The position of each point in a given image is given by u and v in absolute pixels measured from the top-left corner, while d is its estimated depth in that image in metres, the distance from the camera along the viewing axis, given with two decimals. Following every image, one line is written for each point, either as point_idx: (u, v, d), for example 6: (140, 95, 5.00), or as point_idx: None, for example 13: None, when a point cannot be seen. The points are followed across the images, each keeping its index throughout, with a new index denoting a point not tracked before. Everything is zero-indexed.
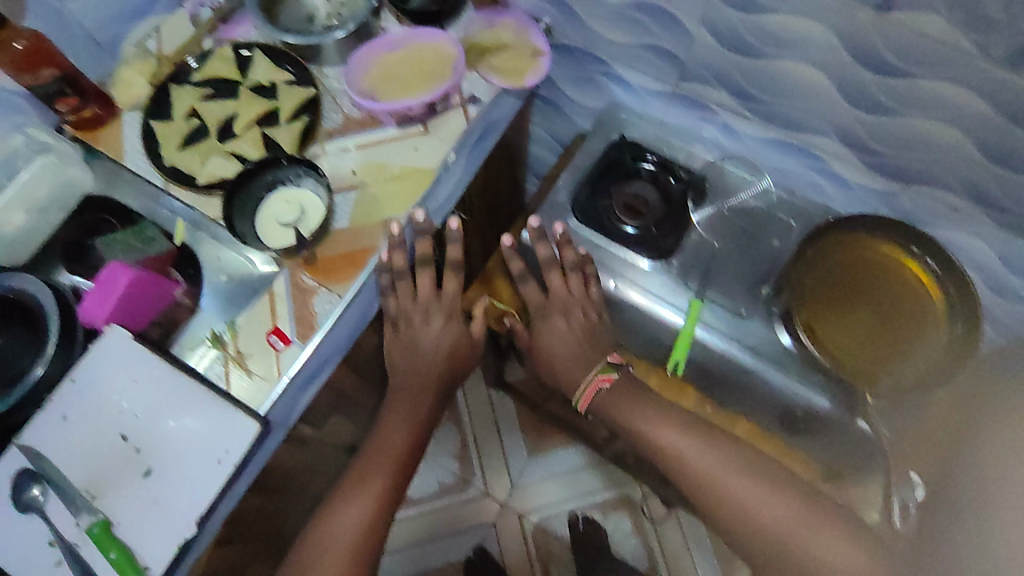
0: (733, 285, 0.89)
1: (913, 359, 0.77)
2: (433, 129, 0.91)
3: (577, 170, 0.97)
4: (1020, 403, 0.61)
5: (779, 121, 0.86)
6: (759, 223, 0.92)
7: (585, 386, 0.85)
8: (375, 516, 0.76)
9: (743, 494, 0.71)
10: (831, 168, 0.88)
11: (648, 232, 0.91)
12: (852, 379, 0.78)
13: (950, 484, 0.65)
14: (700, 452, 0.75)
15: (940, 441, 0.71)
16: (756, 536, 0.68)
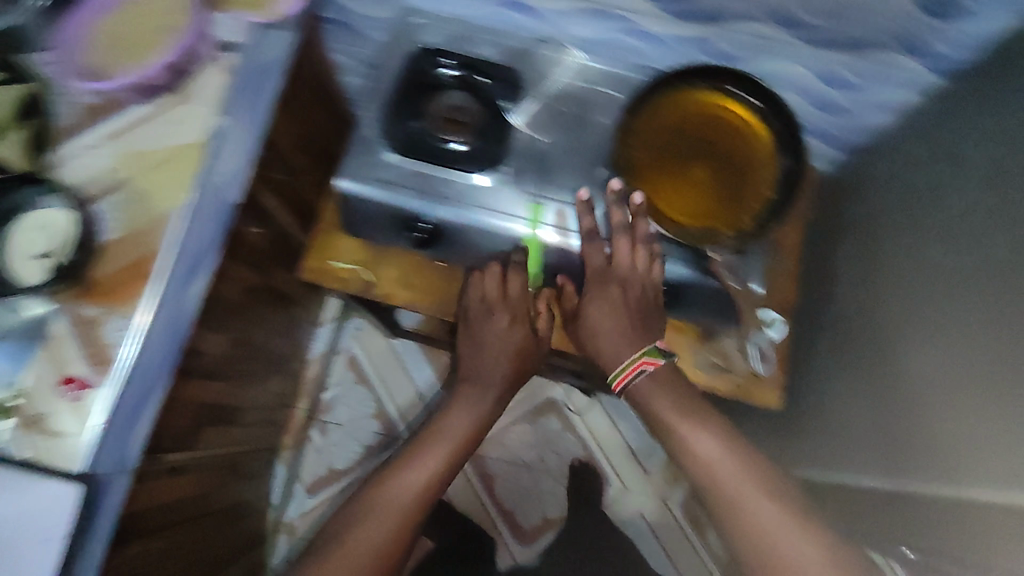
0: (573, 177, 0.78)
1: (742, 199, 0.73)
2: (193, 93, 0.70)
3: (377, 94, 0.78)
4: (980, 307, 0.58)
5: None
6: (582, 105, 0.80)
7: (630, 365, 0.80)
8: (432, 482, 0.81)
9: (759, 508, 0.67)
10: (640, 27, 0.80)
11: (473, 148, 0.77)
12: (702, 241, 0.72)
13: (919, 419, 0.66)
14: (729, 460, 0.72)
15: (875, 328, 0.75)
16: (762, 546, 0.65)
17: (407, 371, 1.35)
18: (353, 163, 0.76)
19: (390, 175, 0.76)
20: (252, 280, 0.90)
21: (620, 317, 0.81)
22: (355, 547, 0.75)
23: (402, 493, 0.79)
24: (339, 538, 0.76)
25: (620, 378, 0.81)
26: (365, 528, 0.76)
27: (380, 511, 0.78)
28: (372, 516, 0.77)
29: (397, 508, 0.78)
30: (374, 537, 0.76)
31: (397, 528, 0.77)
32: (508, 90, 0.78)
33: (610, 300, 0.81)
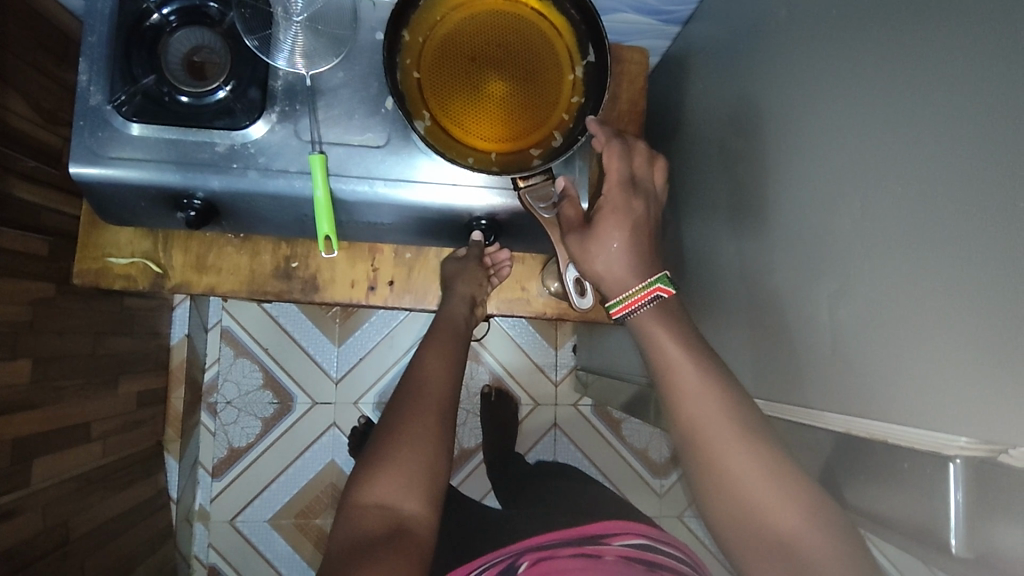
0: (358, 112, 0.66)
1: (553, 109, 0.64)
2: None
3: (91, 49, 0.63)
4: (832, 169, 0.49)
5: None
6: (350, 21, 0.66)
7: (640, 290, 0.58)
8: (426, 447, 0.62)
9: (755, 472, 0.49)
10: None
11: (228, 98, 0.63)
12: (518, 167, 0.63)
13: (777, 310, 0.56)
14: (714, 399, 0.52)
15: (724, 207, 0.67)
16: (734, 512, 0.49)
17: (289, 334, 1.26)
18: (81, 141, 0.62)
19: (134, 149, 0.63)
20: (41, 290, 0.79)
21: (634, 234, 0.62)
22: (400, 464, 0.60)
23: (416, 407, 0.65)
24: (388, 442, 0.62)
25: (624, 306, 0.58)
26: (401, 457, 0.61)
27: (411, 420, 0.64)
28: (414, 412, 0.64)
29: (414, 439, 0.62)
30: (409, 463, 0.61)
31: (423, 450, 0.62)
32: (255, 22, 0.63)
33: (632, 212, 0.63)
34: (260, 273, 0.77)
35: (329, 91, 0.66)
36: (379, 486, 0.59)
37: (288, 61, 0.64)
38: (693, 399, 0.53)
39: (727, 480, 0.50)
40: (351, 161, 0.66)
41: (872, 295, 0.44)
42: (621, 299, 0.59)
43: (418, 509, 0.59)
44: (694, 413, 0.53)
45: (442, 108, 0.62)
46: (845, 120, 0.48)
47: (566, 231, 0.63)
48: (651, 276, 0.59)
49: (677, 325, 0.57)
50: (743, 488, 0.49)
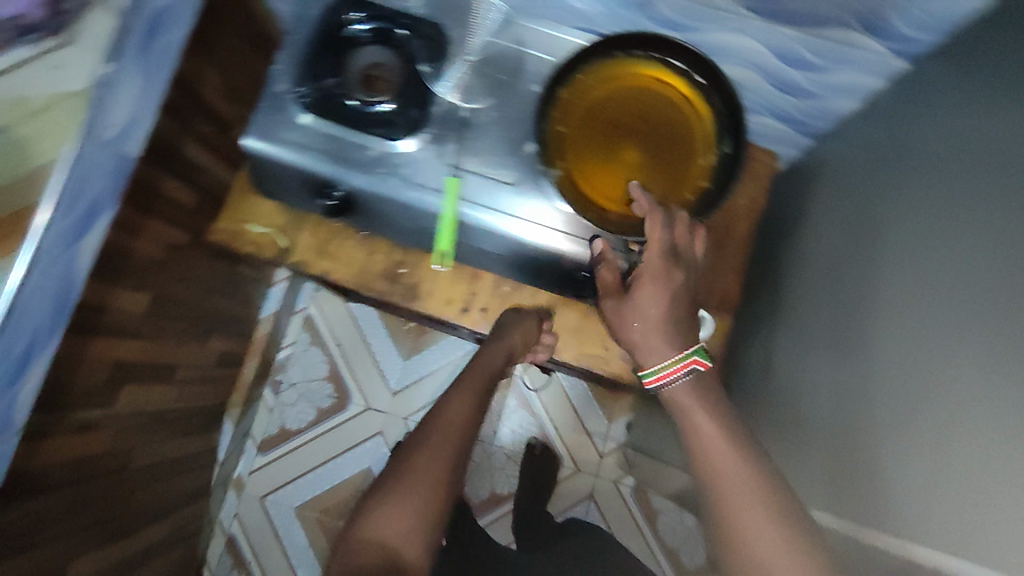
0: (500, 149, 0.72)
1: (676, 187, 0.68)
2: (77, 36, 0.63)
3: (290, 45, 0.72)
4: (929, 304, 0.52)
5: None
6: (513, 70, 0.74)
7: (674, 364, 0.64)
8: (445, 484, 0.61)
9: (774, 535, 0.52)
10: None
11: (393, 111, 0.71)
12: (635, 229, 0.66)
13: (856, 430, 0.58)
14: (739, 463, 0.56)
15: (822, 324, 0.69)
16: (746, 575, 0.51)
17: (364, 337, 1.32)
18: (260, 119, 0.71)
19: (300, 135, 0.71)
20: (176, 238, 0.87)
21: (671, 306, 0.66)
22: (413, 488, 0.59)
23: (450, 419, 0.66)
24: (404, 471, 0.60)
25: (657, 377, 0.64)
26: (425, 467, 0.61)
27: (450, 422, 0.65)
28: (437, 435, 0.63)
29: (434, 475, 0.60)
30: (429, 486, 0.60)
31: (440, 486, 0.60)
32: (432, 53, 0.73)
33: (671, 284, 0.66)
34: (370, 270, 0.83)
35: (479, 124, 0.72)
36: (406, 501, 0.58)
37: (446, 90, 0.72)
38: (712, 457, 0.58)
39: (743, 541, 0.53)
40: (482, 189, 0.71)
41: (963, 440, 0.45)
42: (655, 371, 0.65)
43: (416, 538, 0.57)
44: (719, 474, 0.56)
45: (577, 161, 0.67)
46: (955, 259, 0.51)
47: (604, 294, 0.69)
48: (685, 348, 0.65)
49: (707, 398, 0.62)
50: (756, 549, 0.52)
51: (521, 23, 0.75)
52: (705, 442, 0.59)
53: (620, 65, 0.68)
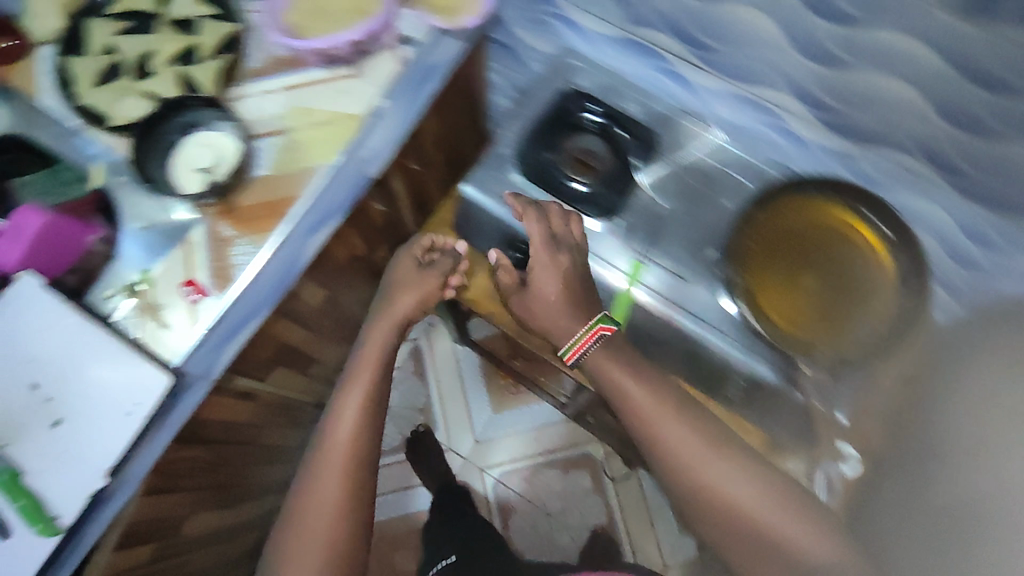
0: (685, 248, 0.79)
1: (849, 329, 0.72)
2: (368, 73, 0.76)
3: (520, 118, 0.84)
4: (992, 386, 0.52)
5: (732, 72, 0.76)
6: (713, 183, 0.80)
7: (586, 333, 0.72)
8: (340, 499, 0.70)
9: (790, 525, 0.61)
10: (787, 126, 0.78)
11: (595, 193, 0.80)
12: (794, 350, 0.72)
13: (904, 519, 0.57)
14: (763, 505, 0.63)
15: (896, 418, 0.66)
16: (754, 541, 0.62)
17: (462, 380, 1.40)
18: (482, 172, 0.83)
19: (510, 193, 0.82)
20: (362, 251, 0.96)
21: (566, 285, 0.74)
22: (320, 487, 0.71)
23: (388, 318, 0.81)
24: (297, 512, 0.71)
25: (574, 349, 0.73)
26: (320, 476, 0.71)
27: (319, 498, 0.70)
28: (313, 488, 0.71)
29: (343, 441, 0.73)
30: (327, 477, 0.71)
31: (351, 449, 0.72)
32: (640, 151, 0.81)
33: (559, 267, 0.74)
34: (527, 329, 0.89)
35: (670, 223, 0.80)
36: (323, 490, 0.70)
37: (643, 184, 0.81)
38: (678, 448, 0.67)
39: (741, 520, 0.63)
40: (660, 280, 0.78)
41: (952, 492, 0.53)
42: (569, 346, 0.73)
43: (341, 525, 0.70)
44: (660, 445, 0.68)
45: (756, 274, 0.75)
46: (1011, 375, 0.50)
47: (510, 295, 0.78)
48: (593, 317, 0.74)
49: (703, 449, 0.67)
50: (778, 534, 0.61)
51: (732, 147, 0.81)
52: (638, 404, 0.70)
53: (818, 205, 0.76)
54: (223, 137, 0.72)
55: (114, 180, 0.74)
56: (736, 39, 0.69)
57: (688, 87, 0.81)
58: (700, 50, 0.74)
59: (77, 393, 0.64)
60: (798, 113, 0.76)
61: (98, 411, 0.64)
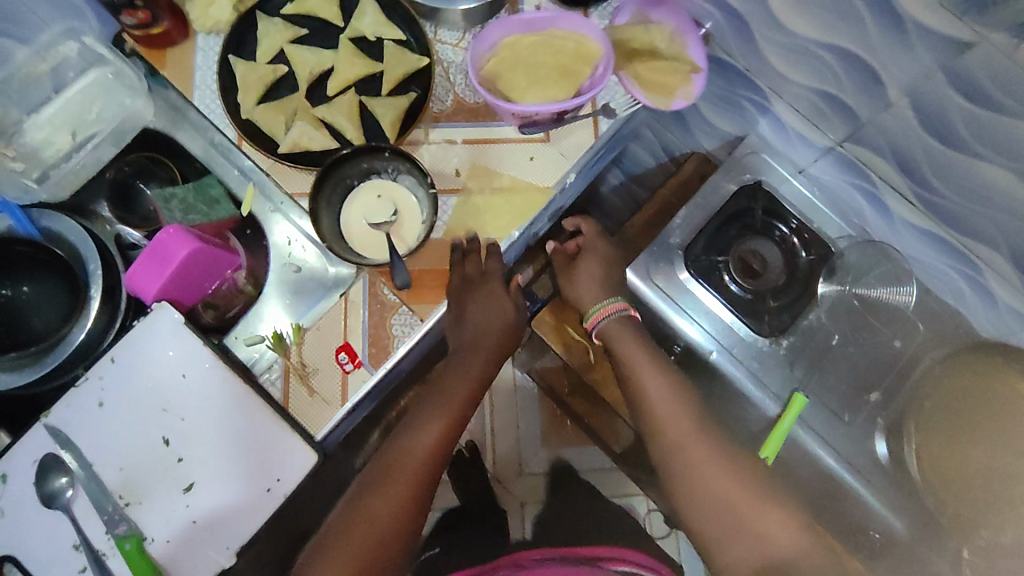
0: (842, 384, 0.75)
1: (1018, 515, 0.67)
2: (558, 139, 0.69)
3: (695, 208, 0.79)
4: None
5: (944, 214, 0.69)
6: (885, 318, 0.77)
7: (603, 307, 0.72)
8: (413, 497, 0.57)
9: (760, 507, 0.59)
10: (983, 283, 0.70)
11: (764, 309, 0.76)
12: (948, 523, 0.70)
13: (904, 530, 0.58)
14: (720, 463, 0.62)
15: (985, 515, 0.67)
16: (726, 524, 0.59)
17: None
18: (647, 259, 0.78)
19: (674, 289, 0.77)
20: None
21: (606, 267, 0.77)
22: (370, 502, 0.57)
23: (469, 348, 0.65)
24: (356, 513, 0.56)
25: (600, 313, 0.73)
26: (406, 445, 0.60)
27: (391, 477, 0.58)
28: (381, 480, 0.58)
29: (419, 461, 0.59)
30: (390, 491, 0.57)
31: (419, 477, 0.58)
32: (819, 268, 0.76)
33: (601, 250, 0.78)
34: None
35: (834, 355, 0.76)
36: (375, 506, 0.56)
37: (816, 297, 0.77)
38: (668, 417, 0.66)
39: (719, 504, 0.60)
40: (815, 415, 0.75)
41: None
42: (589, 313, 0.73)
43: (407, 512, 0.57)
44: (647, 405, 0.68)
45: (924, 434, 0.72)
46: None
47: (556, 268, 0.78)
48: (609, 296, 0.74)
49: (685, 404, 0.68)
50: (750, 518, 0.58)
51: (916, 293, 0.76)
52: (642, 376, 0.69)
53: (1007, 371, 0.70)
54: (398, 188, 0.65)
55: (266, 212, 0.67)
56: (981, 195, 0.63)
57: (885, 214, 0.75)
58: (922, 189, 0.68)
59: (212, 458, 0.59)
60: (999, 274, 0.68)
61: (232, 482, 0.59)
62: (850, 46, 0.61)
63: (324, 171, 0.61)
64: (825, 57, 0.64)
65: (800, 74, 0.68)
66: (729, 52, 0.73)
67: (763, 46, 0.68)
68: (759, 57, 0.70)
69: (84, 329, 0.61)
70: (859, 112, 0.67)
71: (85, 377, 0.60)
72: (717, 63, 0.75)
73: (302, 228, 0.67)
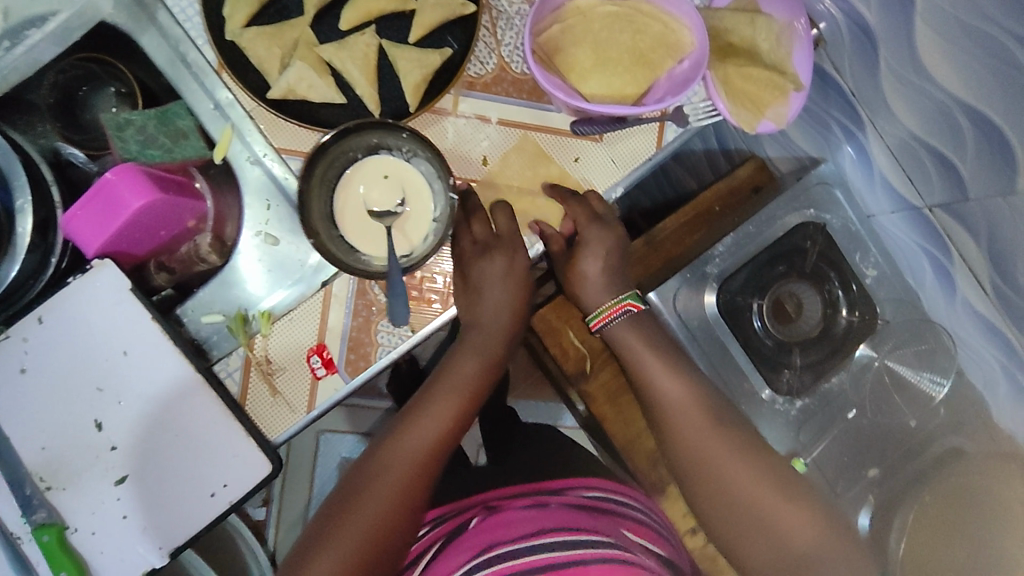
0: (845, 451, 0.71)
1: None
2: (612, 142, 0.57)
3: (744, 235, 0.69)
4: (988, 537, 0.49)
5: (1012, 312, 0.60)
6: (909, 395, 0.71)
7: (611, 304, 0.60)
8: (415, 489, 0.54)
9: (767, 497, 0.57)
10: None
11: (788, 364, 0.69)
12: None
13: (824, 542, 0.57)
14: (755, 477, 0.57)
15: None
16: (741, 518, 0.57)
17: None
18: (678, 284, 0.68)
19: (699, 323, 0.68)
20: None
21: (609, 251, 0.60)
22: (365, 500, 0.52)
23: (482, 327, 0.58)
24: (356, 490, 0.53)
25: (600, 316, 0.61)
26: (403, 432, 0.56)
27: (382, 470, 0.54)
28: (369, 482, 0.53)
29: (414, 457, 0.55)
30: (388, 479, 0.54)
31: (421, 473, 0.55)
32: (859, 331, 0.69)
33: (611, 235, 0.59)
34: (630, 449, 0.77)
35: (845, 427, 0.71)
36: (370, 505, 0.52)
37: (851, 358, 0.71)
38: (673, 405, 0.59)
39: (710, 483, 0.58)
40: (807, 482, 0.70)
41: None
42: (594, 314, 0.61)
43: (408, 512, 0.54)
44: (657, 402, 0.60)
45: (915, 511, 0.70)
46: None
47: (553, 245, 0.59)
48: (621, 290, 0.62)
49: (693, 398, 0.59)
50: (761, 509, 0.57)
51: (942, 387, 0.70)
52: (643, 361, 0.60)
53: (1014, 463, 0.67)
54: (412, 171, 0.53)
55: (243, 161, 0.55)
56: None
57: (948, 289, 0.67)
58: (1004, 283, 0.59)
59: (150, 449, 0.51)
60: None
61: (171, 481, 0.52)
62: (993, 113, 0.50)
63: (327, 138, 0.48)
64: (957, 116, 0.53)
65: (913, 115, 0.58)
66: (839, 67, 0.63)
67: (883, 73, 0.58)
68: (873, 83, 0.60)
69: (16, 262, 0.49)
70: (969, 183, 0.56)
71: (5, 335, 0.51)
72: (821, 76, 0.67)
73: (284, 189, 0.54)
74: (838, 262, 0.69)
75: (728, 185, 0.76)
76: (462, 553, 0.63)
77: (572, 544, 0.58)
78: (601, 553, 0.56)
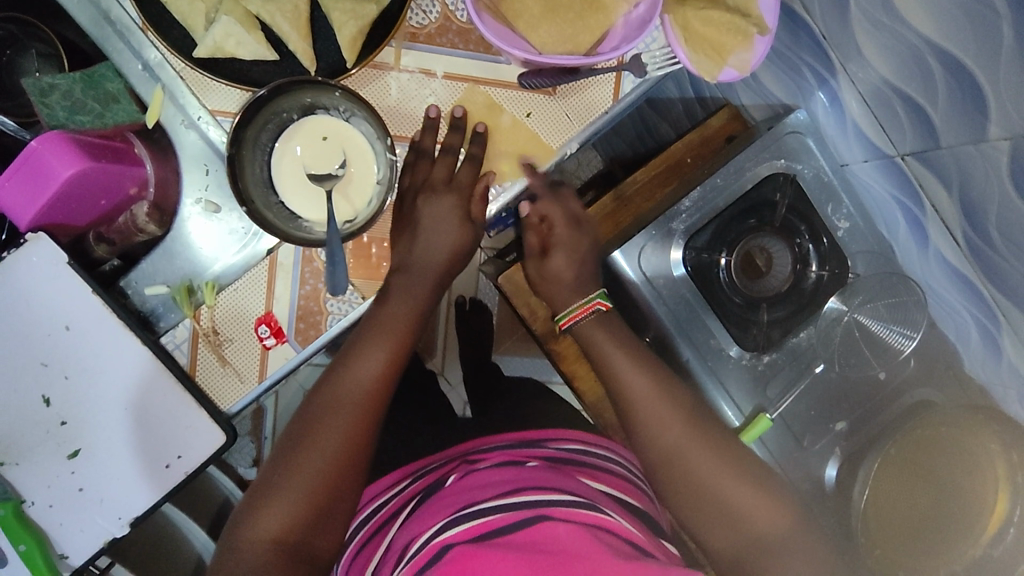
0: (814, 404, 0.70)
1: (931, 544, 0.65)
2: (566, 95, 0.54)
3: (711, 189, 0.67)
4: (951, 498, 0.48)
5: (983, 265, 0.59)
6: (881, 349, 0.69)
7: (580, 304, 0.61)
8: (361, 433, 0.51)
9: (730, 479, 0.55)
10: (995, 335, 0.64)
11: (756, 321, 0.67)
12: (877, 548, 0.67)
13: (782, 518, 0.55)
14: (715, 449, 0.56)
15: (920, 542, 0.66)
16: (698, 490, 0.55)
17: None
18: (643, 241, 0.67)
19: (667, 279, 0.67)
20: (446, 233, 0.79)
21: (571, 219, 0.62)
22: (314, 449, 0.50)
23: (422, 267, 0.56)
24: (304, 435, 0.51)
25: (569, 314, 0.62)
26: (350, 364, 0.53)
27: (335, 400, 0.52)
28: (315, 424, 0.51)
29: (361, 393, 0.52)
30: (333, 416, 0.51)
31: (370, 408, 0.52)
32: (830, 284, 0.67)
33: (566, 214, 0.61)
34: (598, 407, 0.78)
35: (814, 381, 0.70)
36: (319, 447, 0.50)
37: (823, 311, 0.69)
38: (634, 375, 0.59)
39: (670, 454, 0.56)
40: (776, 437, 0.70)
41: None
42: (565, 312, 0.62)
43: (353, 464, 0.51)
44: (612, 364, 0.59)
45: (881, 467, 0.68)
46: None
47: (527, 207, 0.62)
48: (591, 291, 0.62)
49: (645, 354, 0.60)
50: (726, 495, 0.55)
51: (911, 341, 0.69)
52: (614, 336, 0.60)
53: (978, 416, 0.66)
54: (352, 131, 0.51)
55: (178, 125, 0.53)
56: None
57: (922, 242, 0.65)
58: (976, 236, 0.57)
59: (102, 424, 0.51)
60: (1018, 335, 0.60)
61: (125, 453, 0.51)
62: (964, 51, 0.47)
63: (256, 99, 0.46)
64: (928, 58, 0.51)
65: (887, 61, 0.55)
66: (812, 8, 0.60)
67: (854, 16, 0.55)
68: (844, 26, 0.57)
69: None
70: (941, 131, 0.54)
71: None
72: (791, 17, 0.64)
73: (221, 153, 0.53)
74: (806, 217, 0.67)
75: (699, 135, 0.73)
76: (435, 515, 0.55)
77: (541, 504, 0.52)
78: (569, 513, 0.51)
